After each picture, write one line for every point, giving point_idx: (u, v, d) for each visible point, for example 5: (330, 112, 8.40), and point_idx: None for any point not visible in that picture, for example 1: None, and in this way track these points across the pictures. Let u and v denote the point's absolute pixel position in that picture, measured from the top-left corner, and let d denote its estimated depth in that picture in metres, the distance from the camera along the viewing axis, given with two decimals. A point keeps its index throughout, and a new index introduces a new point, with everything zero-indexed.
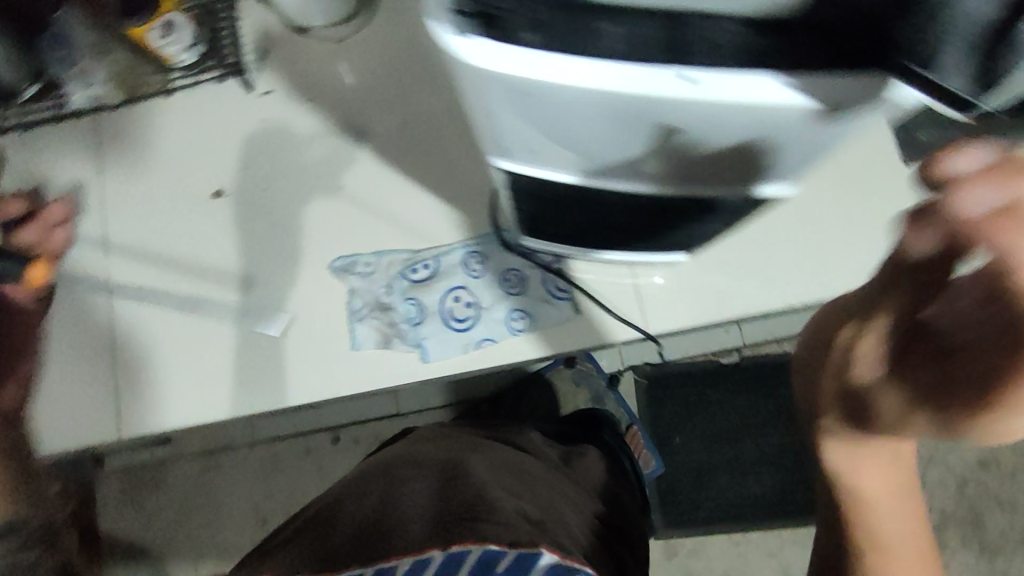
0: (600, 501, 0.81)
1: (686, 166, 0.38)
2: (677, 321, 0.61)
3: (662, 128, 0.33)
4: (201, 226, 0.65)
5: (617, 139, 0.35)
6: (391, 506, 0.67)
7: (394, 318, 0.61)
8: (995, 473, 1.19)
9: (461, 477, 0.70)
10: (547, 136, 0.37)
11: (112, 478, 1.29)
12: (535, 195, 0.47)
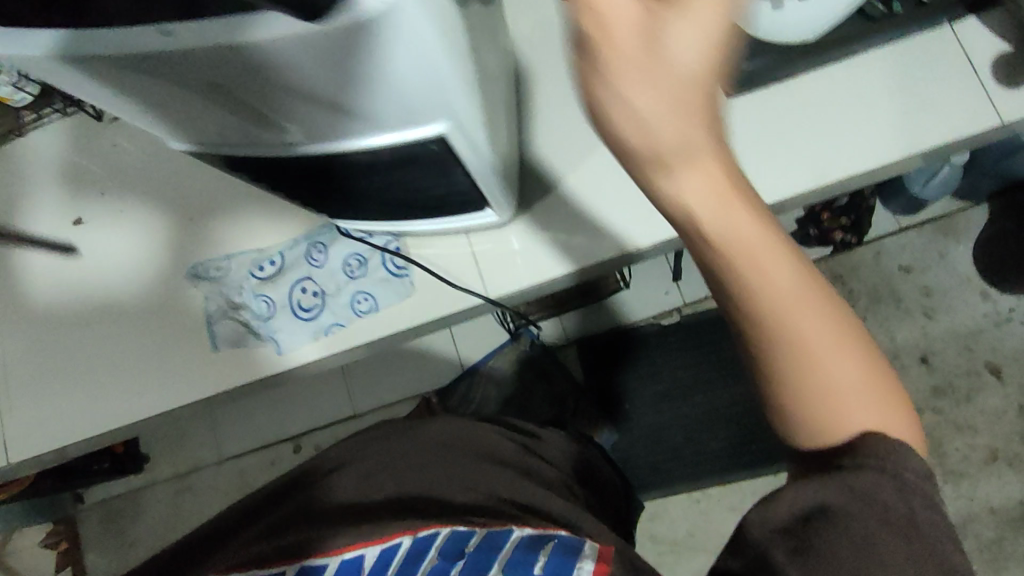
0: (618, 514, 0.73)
1: (341, 117, 0.38)
2: (516, 282, 0.62)
3: (206, 77, 0.34)
4: (66, 256, 0.67)
5: (202, 96, 0.36)
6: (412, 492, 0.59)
7: (247, 315, 0.63)
8: (950, 398, 1.19)
9: (477, 456, 0.67)
10: (179, 96, 0.37)
11: (95, 513, 1.35)
12: (281, 171, 0.48)
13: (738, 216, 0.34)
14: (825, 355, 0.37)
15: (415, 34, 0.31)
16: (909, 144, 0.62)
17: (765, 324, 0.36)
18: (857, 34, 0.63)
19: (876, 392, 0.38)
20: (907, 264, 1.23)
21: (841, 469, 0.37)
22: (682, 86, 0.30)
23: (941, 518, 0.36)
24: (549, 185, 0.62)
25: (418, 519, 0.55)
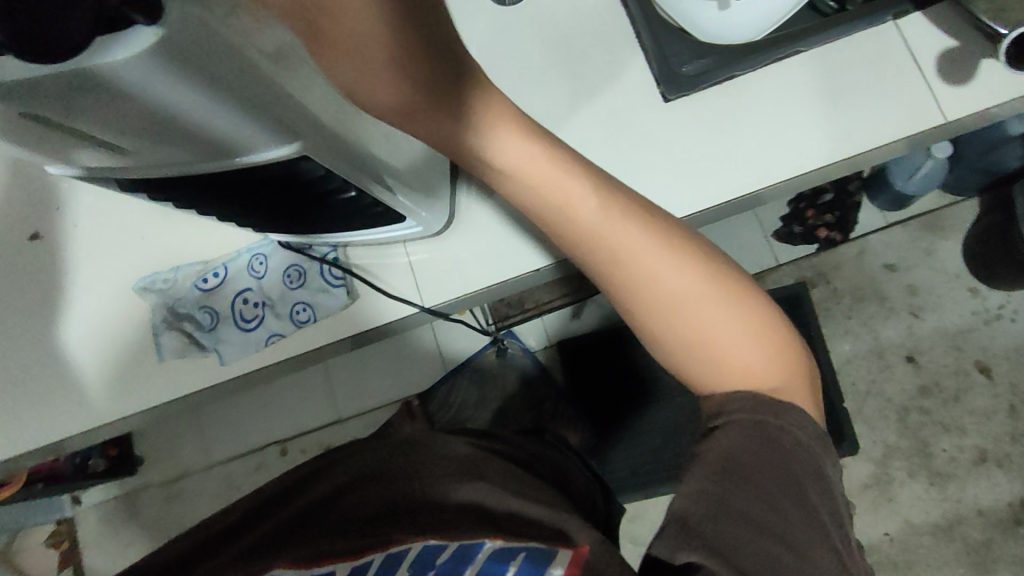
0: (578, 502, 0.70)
1: (183, 147, 0.35)
2: (450, 291, 0.63)
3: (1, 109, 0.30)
4: (13, 270, 0.66)
5: (17, 127, 0.33)
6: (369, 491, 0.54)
7: (190, 327, 0.64)
8: (937, 397, 1.18)
9: (425, 444, 0.62)
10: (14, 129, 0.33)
11: (89, 516, 1.37)
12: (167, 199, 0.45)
13: (576, 185, 0.44)
14: (663, 277, 0.47)
15: (215, 61, 0.28)
16: (853, 141, 0.61)
17: (615, 270, 0.47)
18: (802, 33, 0.63)
19: (717, 312, 0.47)
20: (893, 261, 1.21)
21: (718, 423, 0.45)
22: (443, 67, 0.35)
23: (804, 435, 0.44)
24: (485, 195, 0.62)
25: (398, 529, 0.49)
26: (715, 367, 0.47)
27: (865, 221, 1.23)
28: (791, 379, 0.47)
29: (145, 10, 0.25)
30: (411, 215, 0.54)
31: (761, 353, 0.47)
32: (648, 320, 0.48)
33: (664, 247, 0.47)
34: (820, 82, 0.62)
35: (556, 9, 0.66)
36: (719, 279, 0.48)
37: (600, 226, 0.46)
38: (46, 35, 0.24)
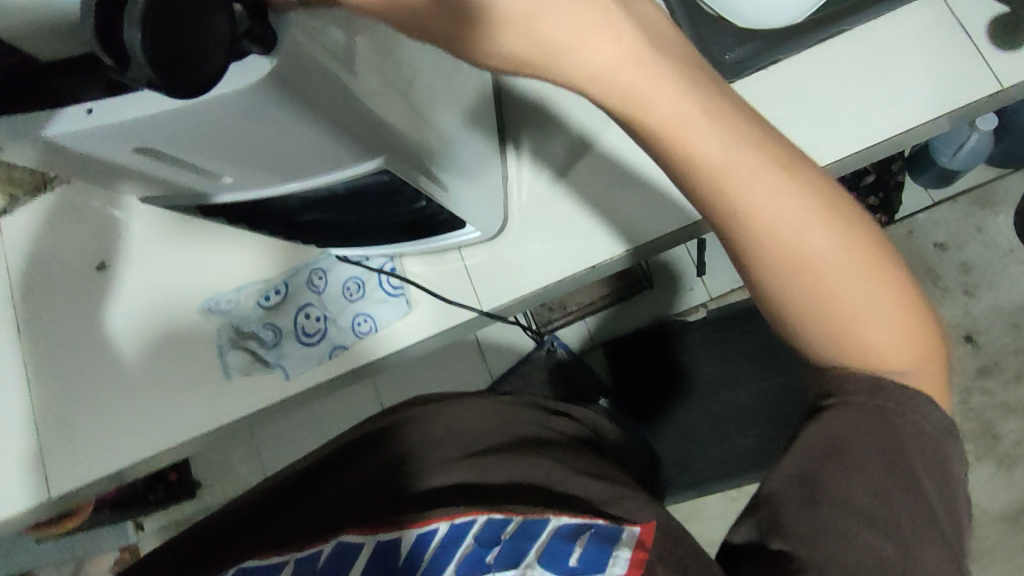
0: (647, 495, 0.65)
1: (271, 170, 0.36)
2: (509, 292, 0.63)
3: (115, 150, 0.31)
4: (90, 300, 0.70)
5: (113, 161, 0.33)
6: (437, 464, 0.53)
7: (256, 344, 0.66)
8: (999, 377, 1.15)
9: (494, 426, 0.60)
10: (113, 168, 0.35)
11: (151, 540, 1.40)
12: (247, 222, 0.47)
13: (703, 128, 0.32)
14: (794, 236, 0.35)
15: (319, 92, 0.29)
16: (908, 116, 0.60)
17: (731, 222, 0.35)
18: (844, 12, 0.62)
19: (857, 283, 0.36)
20: (943, 240, 1.19)
21: (823, 407, 0.38)
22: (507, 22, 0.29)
23: (928, 425, 0.37)
24: (534, 196, 0.63)
25: (469, 504, 0.45)
26: (841, 344, 0.37)
27: (910, 199, 1.20)
28: (934, 361, 0.38)
29: (263, 41, 0.26)
30: (472, 221, 0.55)
31: (907, 333, 0.37)
32: (764, 282, 0.36)
33: (801, 195, 0.34)
34: (869, 60, 0.61)
35: None
36: (864, 244, 0.36)
37: (716, 175, 0.33)
38: (191, 65, 0.23)
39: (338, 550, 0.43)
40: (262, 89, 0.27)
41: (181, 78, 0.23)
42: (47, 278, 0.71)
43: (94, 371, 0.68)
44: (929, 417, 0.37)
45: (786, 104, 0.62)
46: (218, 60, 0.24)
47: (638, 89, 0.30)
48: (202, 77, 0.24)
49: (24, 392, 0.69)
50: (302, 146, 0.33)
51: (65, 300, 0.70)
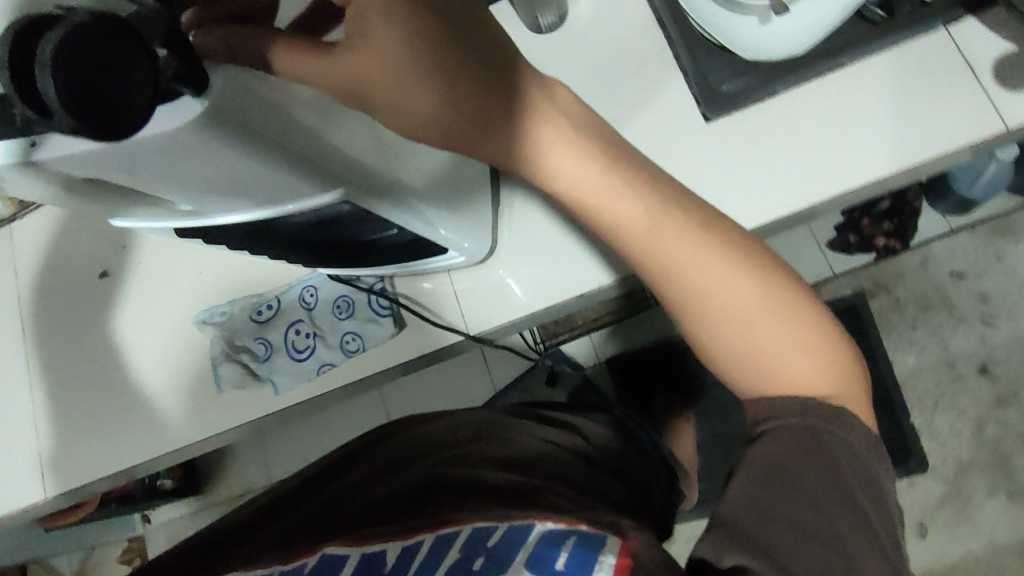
0: (641, 496, 0.65)
1: (234, 204, 0.36)
2: (497, 316, 0.64)
3: (75, 181, 0.32)
4: (93, 308, 0.72)
5: (78, 193, 0.34)
6: (425, 474, 0.53)
7: (247, 358, 0.67)
8: (1015, 410, 1.12)
9: (480, 437, 0.60)
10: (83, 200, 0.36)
11: (159, 534, 1.43)
12: (226, 244, 0.48)
13: (630, 203, 0.44)
14: (717, 291, 0.45)
15: (267, 127, 0.29)
16: (906, 154, 0.59)
17: (670, 284, 0.46)
18: (843, 46, 0.62)
19: (772, 320, 0.46)
20: (960, 268, 1.16)
21: (761, 430, 0.44)
22: (473, 91, 0.36)
23: (855, 441, 0.42)
24: (525, 221, 0.63)
25: (452, 510, 0.45)
26: (769, 375, 0.46)
27: (928, 225, 1.18)
28: (851, 386, 0.46)
29: (194, 83, 0.26)
30: (455, 246, 0.56)
31: (819, 360, 0.46)
32: (700, 324, 0.47)
33: (719, 254, 0.45)
34: (868, 95, 0.61)
35: (595, 35, 0.66)
36: (777, 292, 0.46)
37: (652, 243, 0.45)
38: (110, 113, 0.24)
39: (323, 561, 0.43)
40: (200, 129, 0.27)
41: (99, 127, 0.24)
42: (54, 284, 0.73)
43: (97, 375, 0.70)
44: (852, 432, 0.43)
45: (781, 137, 0.62)
46: (142, 108, 0.25)
47: (557, 168, 0.42)
48: (127, 125, 0.24)
49: (31, 394, 0.72)
50: (259, 185, 0.34)
51: (70, 306, 0.72)
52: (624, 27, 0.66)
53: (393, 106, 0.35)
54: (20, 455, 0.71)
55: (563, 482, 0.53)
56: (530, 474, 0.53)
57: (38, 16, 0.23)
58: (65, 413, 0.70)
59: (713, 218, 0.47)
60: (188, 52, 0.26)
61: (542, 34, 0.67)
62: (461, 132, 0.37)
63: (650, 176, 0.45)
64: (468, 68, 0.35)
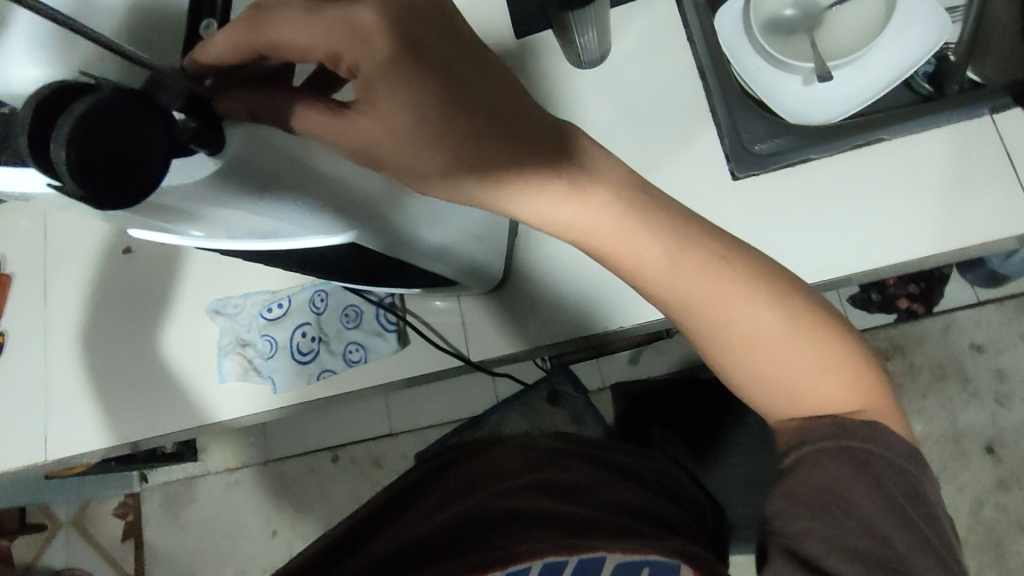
0: (687, 506, 0.64)
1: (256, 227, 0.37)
2: (499, 346, 0.65)
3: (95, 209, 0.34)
4: (117, 282, 0.75)
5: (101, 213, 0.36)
6: (480, 501, 0.51)
7: (252, 352, 0.69)
8: (1017, 494, 1.10)
9: (526, 459, 0.59)
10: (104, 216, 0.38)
11: (154, 495, 1.47)
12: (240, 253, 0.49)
13: (647, 245, 0.41)
14: (740, 321, 0.42)
15: (282, 176, 0.33)
16: (938, 239, 0.58)
17: (690, 318, 0.43)
18: (884, 120, 0.60)
19: (792, 353, 0.42)
20: (980, 342, 1.14)
21: (790, 463, 0.41)
22: (477, 156, 0.37)
23: (894, 455, 0.39)
24: (543, 255, 0.64)
25: (515, 543, 0.45)
26: (795, 401, 0.43)
27: (955, 294, 1.15)
28: (880, 398, 0.43)
29: (209, 144, 0.30)
30: (463, 277, 0.57)
31: (850, 380, 0.42)
32: (721, 357, 0.44)
33: (737, 291, 0.42)
34: (901, 173, 0.60)
35: (634, 76, 0.66)
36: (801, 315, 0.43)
37: (667, 285, 0.42)
38: (126, 178, 0.26)
39: None
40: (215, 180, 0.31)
41: (112, 191, 0.26)
42: (79, 257, 0.76)
43: (110, 350, 0.73)
44: (888, 445, 0.40)
45: (806, 203, 0.61)
46: (154, 171, 0.27)
47: (577, 221, 0.40)
48: (140, 186, 0.26)
49: (44, 356, 0.75)
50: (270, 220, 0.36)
51: (94, 278, 0.75)
52: (664, 72, 0.66)
53: (398, 171, 0.37)
54: (26, 415, 0.74)
55: (617, 506, 0.51)
56: (582, 499, 0.51)
57: (62, 84, 0.25)
58: (76, 381, 0.73)
59: (730, 247, 0.43)
60: (206, 115, 0.31)
61: (582, 67, 0.67)
62: (460, 194, 0.38)
63: (665, 212, 0.43)
64: (468, 132, 0.36)
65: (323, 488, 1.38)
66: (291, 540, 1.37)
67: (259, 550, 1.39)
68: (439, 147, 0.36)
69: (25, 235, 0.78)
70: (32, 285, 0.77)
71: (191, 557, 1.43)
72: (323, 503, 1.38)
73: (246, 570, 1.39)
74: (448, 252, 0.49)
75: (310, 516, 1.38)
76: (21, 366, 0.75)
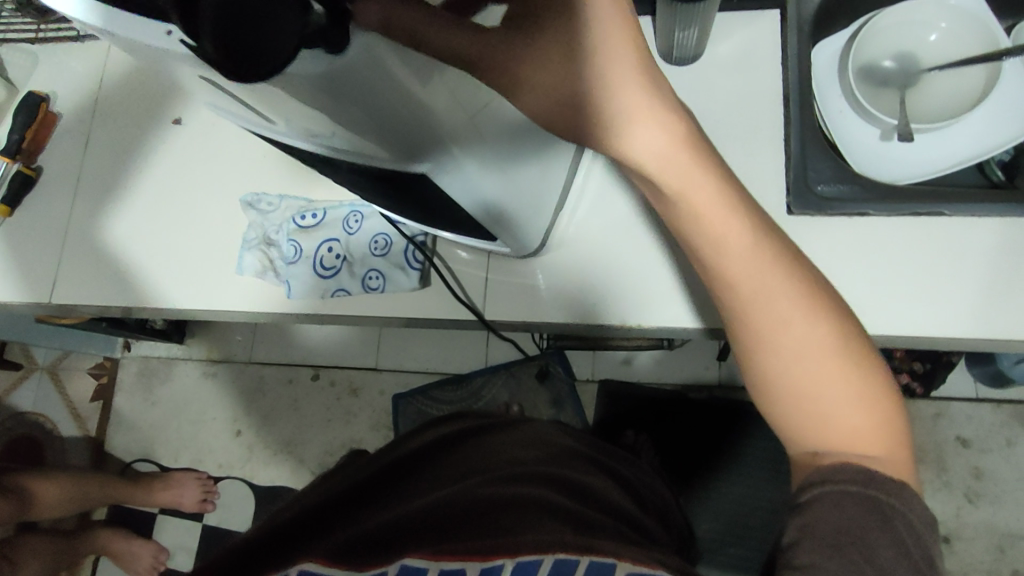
0: (676, 538, 0.63)
1: (315, 128, 0.39)
2: (517, 311, 0.65)
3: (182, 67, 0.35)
4: (159, 148, 0.75)
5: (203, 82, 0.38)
6: (494, 482, 0.49)
7: (275, 254, 0.69)
8: None
9: (541, 454, 0.57)
10: (187, 77, 0.38)
11: (134, 364, 1.49)
12: (309, 160, 0.50)
13: (737, 224, 0.43)
14: (792, 326, 0.42)
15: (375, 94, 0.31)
16: (975, 327, 0.58)
17: (746, 310, 0.43)
18: (953, 195, 0.60)
19: (836, 377, 0.42)
20: (967, 437, 1.15)
21: (805, 499, 0.40)
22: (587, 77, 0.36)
23: (915, 519, 0.39)
24: (580, 236, 0.64)
25: (528, 530, 0.41)
26: (822, 428, 0.42)
27: (955, 383, 1.16)
28: (899, 450, 0.42)
29: (332, 43, 0.28)
30: (509, 238, 0.56)
31: (876, 421, 0.42)
32: (762, 363, 0.43)
33: (799, 299, 0.43)
34: (957, 250, 0.60)
35: (719, 85, 0.65)
36: (849, 344, 0.43)
37: (740, 267, 0.43)
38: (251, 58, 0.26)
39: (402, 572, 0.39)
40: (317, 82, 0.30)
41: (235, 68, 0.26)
42: (128, 115, 0.76)
43: (138, 213, 0.74)
44: (910, 507, 0.39)
45: (853, 255, 0.61)
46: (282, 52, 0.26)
47: (666, 167, 0.41)
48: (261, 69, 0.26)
49: (71, 201, 0.75)
50: (350, 120, 0.35)
51: (135, 138, 0.75)
52: (749, 89, 0.65)
53: (546, 92, 0.35)
54: (41, 253, 0.75)
55: (627, 523, 0.49)
56: (593, 504, 0.49)
57: None
58: (96, 234, 0.74)
59: (799, 258, 0.45)
60: (340, 10, 0.28)
61: (671, 63, 0.66)
62: (586, 127, 0.38)
63: (755, 208, 0.45)
64: (613, 65, 0.36)
65: (296, 402, 1.40)
66: (254, 444, 1.40)
67: (220, 445, 1.41)
68: (588, 69, 0.35)
69: (80, 79, 0.78)
70: (77, 131, 0.77)
71: (153, 435, 1.45)
72: (292, 417, 1.39)
73: (203, 461, 1.41)
74: (510, 209, 0.49)
75: (277, 426, 1.40)
76: (45, 204, 0.76)
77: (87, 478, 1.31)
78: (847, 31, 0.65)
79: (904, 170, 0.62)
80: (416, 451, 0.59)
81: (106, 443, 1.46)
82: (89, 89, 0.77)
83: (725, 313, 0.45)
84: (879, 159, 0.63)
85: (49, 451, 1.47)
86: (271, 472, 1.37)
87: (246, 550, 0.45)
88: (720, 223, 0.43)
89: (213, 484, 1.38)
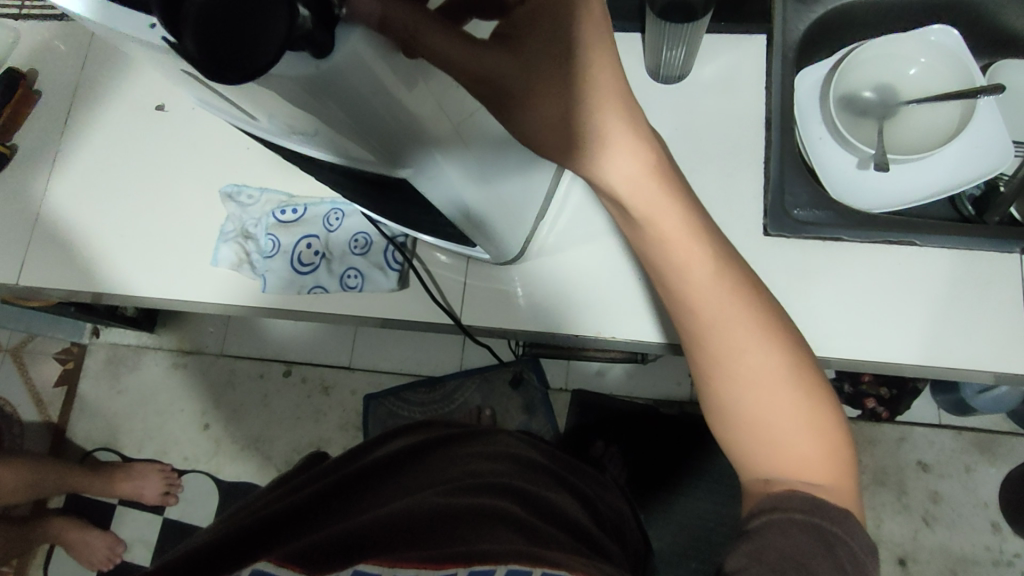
0: (630, 556, 0.63)
1: (297, 125, 0.39)
2: (491, 319, 0.65)
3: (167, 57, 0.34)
4: (141, 135, 0.74)
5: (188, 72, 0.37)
6: (455, 492, 0.48)
7: (252, 247, 0.69)
8: None
9: (502, 466, 0.57)
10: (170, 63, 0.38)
11: (101, 351, 1.46)
12: (294, 157, 0.50)
13: (700, 248, 0.44)
14: (748, 352, 0.43)
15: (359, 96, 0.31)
16: (931, 354, 0.60)
17: (706, 334, 0.44)
18: (920, 226, 0.61)
19: (789, 406, 0.42)
20: (926, 461, 1.17)
21: (755, 526, 0.41)
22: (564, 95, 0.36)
23: (858, 548, 0.39)
24: (558, 247, 0.65)
25: (484, 540, 0.41)
26: (772, 455, 0.43)
27: (918, 408, 1.19)
28: (846, 479, 0.43)
29: (319, 46, 0.28)
30: (486, 245, 0.57)
31: (823, 448, 0.42)
32: (716, 386, 0.44)
33: (755, 330, 0.43)
34: (917, 279, 0.61)
35: (704, 105, 0.66)
36: (802, 374, 0.43)
37: (702, 292, 0.44)
38: (231, 56, 0.27)
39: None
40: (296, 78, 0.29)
41: (212, 62, 0.27)
42: (110, 98, 0.75)
43: (115, 198, 0.73)
44: (852, 535, 0.40)
45: (823, 279, 0.62)
46: (267, 53, 0.26)
47: (633, 180, 0.41)
48: (244, 66, 0.27)
49: (46, 183, 0.74)
50: (329, 117, 0.35)
51: (117, 125, 0.74)
52: (732, 111, 0.66)
53: (533, 108, 0.36)
54: (12, 234, 0.73)
55: (579, 537, 0.49)
56: (550, 519, 0.49)
57: None
58: (69, 218, 0.73)
59: (758, 286, 0.46)
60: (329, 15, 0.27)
61: (658, 81, 0.67)
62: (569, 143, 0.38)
63: (718, 237, 0.46)
64: (609, 87, 0.37)
65: (266, 397, 1.38)
66: (221, 437, 1.38)
67: (186, 436, 1.39)
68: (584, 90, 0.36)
69: (63, 60, 0.77)
70: (57, 112, 0.75)
71: (117, 423, 1.42)
72: (262, 413, 1.38)
73: (167, 452, 1.39)
74: (484, 219, 0.49)
75: (245, 420, 1.38)
76: (19, 184, 0.74)
77: (46, 466, 1.28)
78: (831, 61, 0.67)
79: (877, 203, 0.64)
80: (378, 459, 0.58)
81: (68, 430, 1.43)
82: (73, 71, 0.76)
83: (685, 338, 0.46)
84: (856, 190, 0.64)
85: (9, 435, 1.44)
86: (236, 467, 1.35)
87: (201, 552, 0.45)
88: (684, 244, 0.43)
89: (176, 477, 1.36)
